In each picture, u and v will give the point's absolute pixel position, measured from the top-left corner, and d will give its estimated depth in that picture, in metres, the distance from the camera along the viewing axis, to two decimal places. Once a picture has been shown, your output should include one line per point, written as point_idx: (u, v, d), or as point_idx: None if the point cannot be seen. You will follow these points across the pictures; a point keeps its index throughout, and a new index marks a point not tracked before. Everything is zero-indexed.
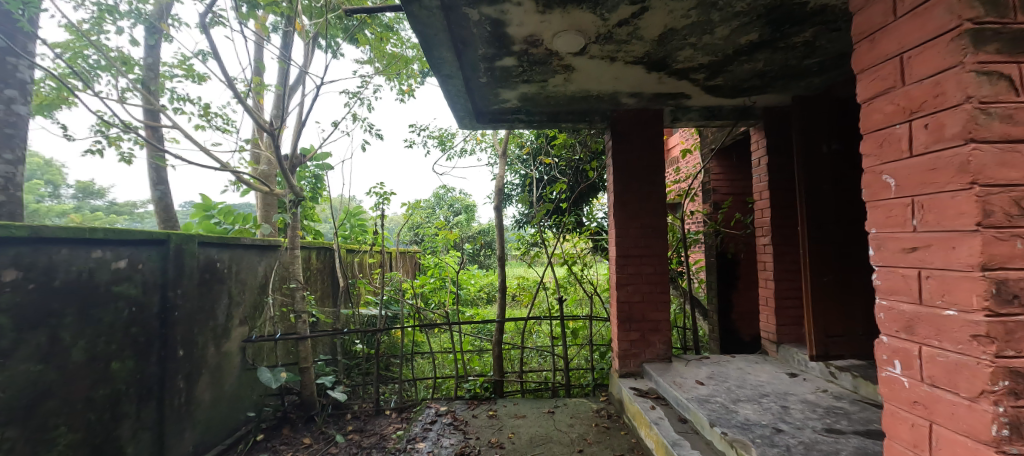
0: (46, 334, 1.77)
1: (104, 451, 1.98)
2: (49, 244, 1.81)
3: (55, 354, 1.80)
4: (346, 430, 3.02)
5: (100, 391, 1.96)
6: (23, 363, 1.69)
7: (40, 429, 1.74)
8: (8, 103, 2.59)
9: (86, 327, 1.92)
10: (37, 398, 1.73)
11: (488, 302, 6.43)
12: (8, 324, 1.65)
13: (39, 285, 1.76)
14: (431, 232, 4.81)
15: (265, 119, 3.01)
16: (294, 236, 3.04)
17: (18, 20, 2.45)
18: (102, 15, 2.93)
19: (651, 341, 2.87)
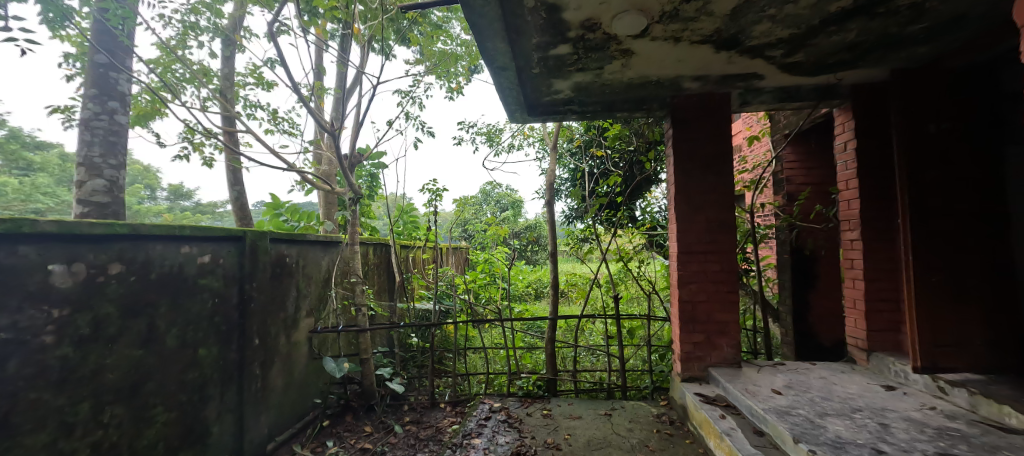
0: (145, 322, 1.93)
1: (194, 429, 2.15)
2: (146, 240, 1.96)
3: (153, 340, 1.96)
4: (404, 421, 3.09)
5: (190, 375, 2.13)
6: (128, 347, 1.86)
7: (142, 408, 1.91)
8: (111, 113, 2.87)
9: (176, 316, 2.07)
10: (138, 379, 1.89)
11: (537, 298, 6.39)
12: (115, 312, 1.81)
13: (138, 278, 1.91)
14: (481, 228, 4.83)
15: (327, 119, 3.14)
16: (354, 233, 3.15)
17: (117, 37, 2.71)
18: (186, 31, 3.18)
19: (717, 344, 2.66)
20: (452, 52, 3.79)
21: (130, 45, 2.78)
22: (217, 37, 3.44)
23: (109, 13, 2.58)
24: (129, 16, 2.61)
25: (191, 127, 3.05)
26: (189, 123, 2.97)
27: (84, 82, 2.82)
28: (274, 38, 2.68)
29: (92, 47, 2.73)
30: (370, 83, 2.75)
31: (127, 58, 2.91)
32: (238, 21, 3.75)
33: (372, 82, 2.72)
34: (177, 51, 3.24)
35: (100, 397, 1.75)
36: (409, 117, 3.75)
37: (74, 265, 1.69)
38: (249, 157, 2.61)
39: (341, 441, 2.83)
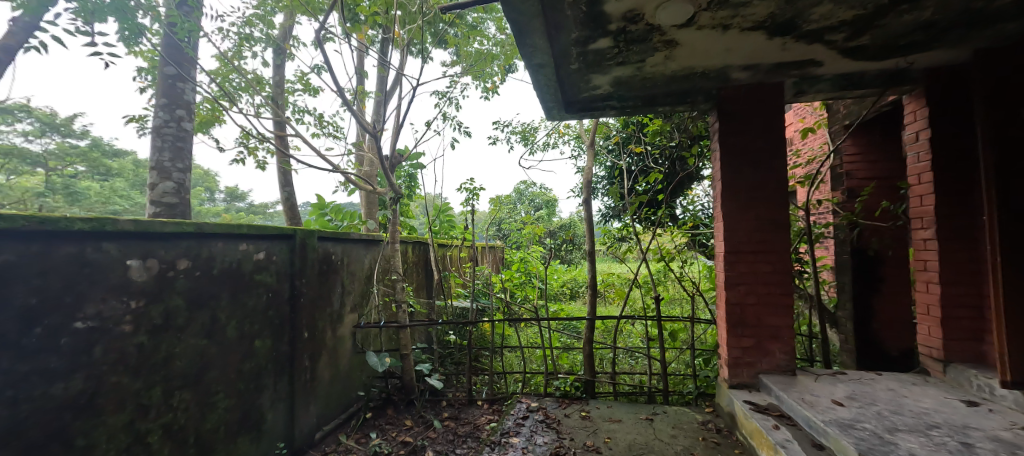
0: (208, 314, 2.05)
1: (251, 415, 2.27)
2: (209, 238, 2.08)
3: (215, 331, 2.08)
4: (443, 416, 3.13)
5: (247, 365, 2.26)
6: (193, 337, 1.98)
7: (205, 395, 2.03)
8: (178, 121, 3.08)
9: (234, 309, 2.19)
10: (202, 367, 2.02)
11: (573, 298, 6.30)
12: (182, 304, 1.93)
13: (202, 272, 2.03)
14: (517, 227, 4.81)
15: (368, 121, 3.23)
16: (395, 231, 3.22)
17: (183, 48, 2.90)
18: (241, 42, 3.37)
19: (769, 350, 2.51)
20: (489, 52, 3.80)
21: (195, 56, 2.97)
22: (269, 47, 3.62)
23: (177, 27, 2.77)
24: (192, 28, 2.76)
25: (247, 133, 3.23)
26: (245, 130, 3.15)
27: (156, 93, 3.04)
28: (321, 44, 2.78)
29: (162, 60, 2.94)
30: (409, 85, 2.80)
31: (193, 69, 3.11)
32: (288, 31, 3.93)
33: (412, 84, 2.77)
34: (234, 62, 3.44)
35: (170, 383, 1.87)
36: (446, 117, 3.80)
37: (148, 260, 1.80)
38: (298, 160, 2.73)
39: (383, 433, 2.90)
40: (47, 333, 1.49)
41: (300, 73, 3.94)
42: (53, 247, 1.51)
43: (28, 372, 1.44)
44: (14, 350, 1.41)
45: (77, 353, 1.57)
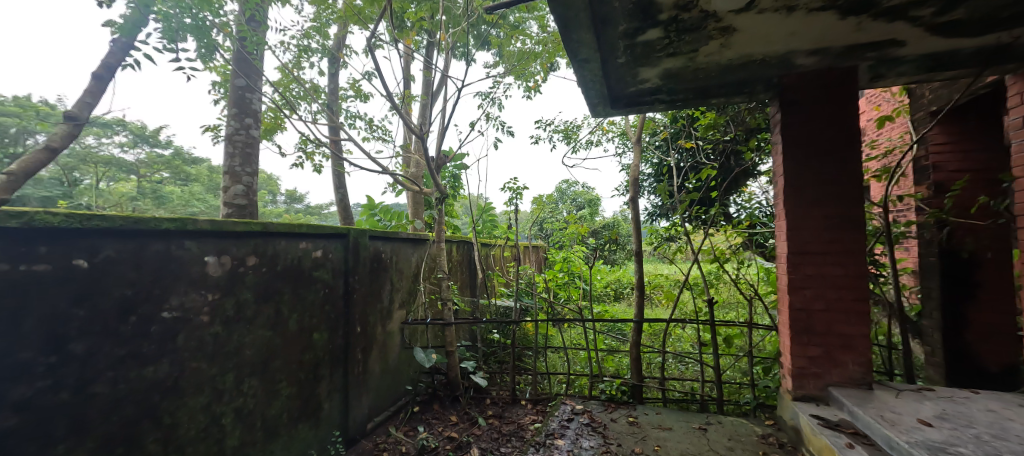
0: (273, 308, 2.18)
1: (310, 403, 2.39)
2: (274, 236, 2.20)
3: (279, 323, 2.20)
4: (487, 414, 3.13)
5: (307, 355, 2.37)
6: (260, 328, 2.10)
7: (271, 382, 2.15)
8: (246, 129, 3.30)
9: (295, 303, 2.31)
10: (268, 356, 2.14)
11: (617, 299, 6.13)
12: (251, 297, 2.06)
13: (268, 268, 2.15)
14: (560, 226, 4.74)
15: (415, 124, 3.29)
16: (440, 231, 3.26)
17: (250, 61, 3.10)
18: (301, 54, 3.55)
19: (840, 361, 2.29)
20: (532, 50, 3.77)
21: (260, 68, 3.16)
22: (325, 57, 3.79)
23: (246, 41, 2.96)
24: (259, 42, 2.92)
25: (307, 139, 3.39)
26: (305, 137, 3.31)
27: (228, 104, 3.28)
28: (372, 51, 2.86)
29: (233, 73, 3.15)
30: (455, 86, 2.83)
31: (259, 80, 3.32)
32: (342, 41, 4.11)
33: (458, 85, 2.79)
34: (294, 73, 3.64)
35: (241, 370, 2.00)
36: (490, 118, 3.80)
37: (222, 257, 1.93)
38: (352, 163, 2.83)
39: (430, 428, 2.95)
40: (140, 321, 1.63)
41: (352, 80, 4.10)
42: (145, 245, 1.64)
43: (125, 355, 1.58)
44: (114, 335, 1.55)
45: (165, 340, 1.70)
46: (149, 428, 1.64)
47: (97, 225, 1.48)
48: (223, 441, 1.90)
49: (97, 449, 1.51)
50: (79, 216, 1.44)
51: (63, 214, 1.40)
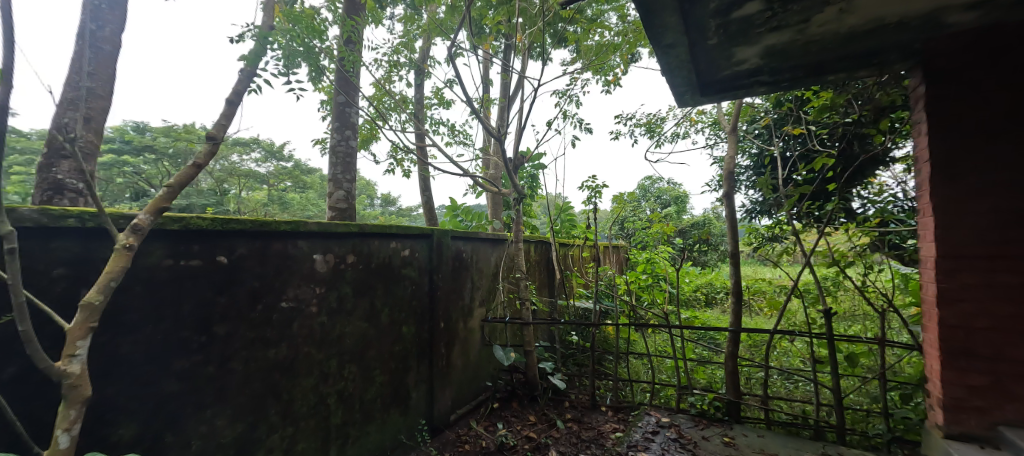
0: (368, 302, 2.30)
1: (400, 391, 2.49)
2: (369, 237, 2.31)
3: (374, 316, 2.32)
4: (565, 417, 3.01)
5: (397, 347, 2.47)
6: (358, 320, 2.23)
7: (367, 370, 2.28)
8: (346, 140, 3.54)
9: (388, 298, 2.42)
10: (365, 346, 2.26)
11: (708, 305, 5.63)
12: (350, 291, 2.19)
13: (364, 266, 2.27)
14: (643, 225, 4.43)
15: (493, 126, 3.27)
16: (519, 231, 3.19)
17: (347, 77, 3.32)
18: (392, 69, 3.74)
19: (1017, 393, 1.80)
20: (612, 42, 3.54)
21: (356, 83, 3.38)
22: (412, 69, 3.89)
23: (345, 61, 3.14)
24: (353, 60, 3.10)
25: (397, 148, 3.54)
26: (397, 145, 3.44)
27: (332, 119, 3.56)
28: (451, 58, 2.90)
29: (336, 92, 3.38)
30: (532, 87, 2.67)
31: (357, 94, 3.54)
32: (427, 52, 4.24)
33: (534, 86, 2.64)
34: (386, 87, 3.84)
35: (342, 357, 2.14)
36: (566, 115, 3.65)
37: (327, 255, 2.07)
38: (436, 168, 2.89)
39: (509, 425, 2.92)
40: (265, 309, 1.80)
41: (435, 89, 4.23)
42: (268, 244, 1.81)
43: (253, 338, 1.75)
44: (246, 321, 1.73)
45: (284, 326, 1.87)
46: (270, 403, 1.81)
47: (234, 227, 1.65)
48: (328, 420, 2.05)
49: (234, 417, 1.69)
50: (222, 219, 1.61)
51: (211, 218, 1.57)
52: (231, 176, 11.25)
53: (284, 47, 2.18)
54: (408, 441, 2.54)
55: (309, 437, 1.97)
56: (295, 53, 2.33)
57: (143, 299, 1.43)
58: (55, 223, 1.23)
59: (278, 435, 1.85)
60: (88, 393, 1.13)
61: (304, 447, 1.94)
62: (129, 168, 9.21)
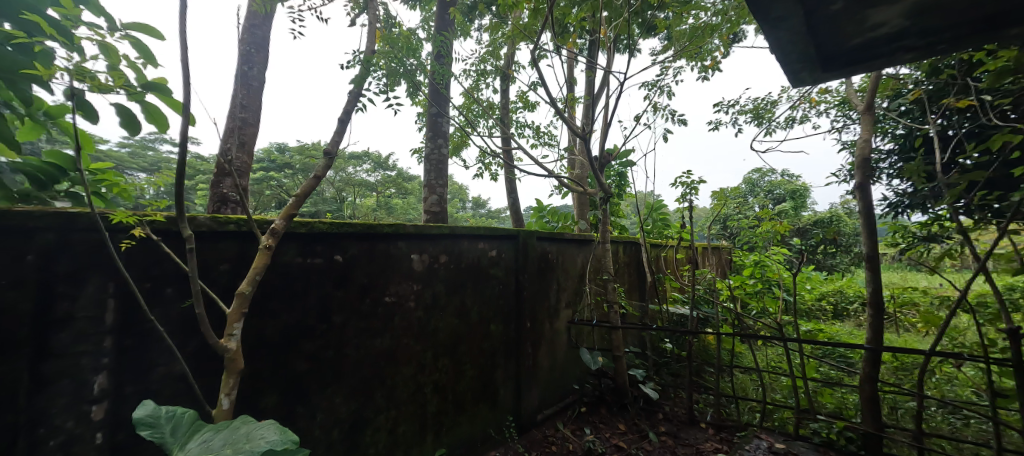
0: (459, 300, 2.32)
1: (489, 387, 2.49)
2: (459, 238, 2.33)
3: (464, 313, 2.34)
4: (659, 430, 2.76)
5: (486, 344, 2.48)
6: (451, 316, 2.27)
7: (458, 363, 2.30)
8: (439, 149, 3.63)
9: (477, 297, 2.43)
10: (456, 341, 2.29)
11: (836, 316, 4.83)
12: (444, 288, 2.24)
13: (455, 266, 2.30)
14: (750, 224, 3.90)
15: (579, 125, 3.10)
16: (606, 231, 3.00)
17: (439, 90, 3.43)
18: (480, 77, 3.78)
19: None
20: (708, 23, 3.10)
21: (447, 94, 3.47)
22: (497, 76, 3.81)
23: (437, 76, 3.24)
24: (442, 73, 3.17)
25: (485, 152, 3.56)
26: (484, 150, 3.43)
27: (426, 129, 3.69)
28: (534, 61, 2.81)
29: (429, 104, 3.46)
30: (617, 81, 2.43)
31: (448, 104, 3.62)
32: (511, 57, 4.21)
33: (620, 80, 2.41)
34: (475, 94, 3.89)
35: (436, 350, 2.18)
36: (657, 108, 3.32)
37: (423, 255, 2.13)
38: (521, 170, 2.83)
39: (598, 431, 2.75)
40: (373, 302, 1.89)
41: (520, 92, 4.21)
42: (374, 244, 1.90)
43: (364, 328, 1.86)
44: (357, 312, 1.83)
45: (388, 319, 1.96)
46: (376, 387, 1.90)
47: (344, 229, 1.75)
48: (424, 407, 2.11)
49: (349, 396, 1.80)
50: (336, 223, 1.73)
51: (328, 222, 1.69)
52: (346, 185, 12.67)
53: (383, 67, 2.30)
54: (496, 436, 2.52)
55: (409, 421, 2.04)
56: (394, 72, 2.45)
57: (277, 286, 1.58)
58: (221, 228, 1.40)
59: (383, 417, 1.93)
60: (242, 365, 1.22)
61: (405, 430, 2.02)
62: (275, 182, 11.47)
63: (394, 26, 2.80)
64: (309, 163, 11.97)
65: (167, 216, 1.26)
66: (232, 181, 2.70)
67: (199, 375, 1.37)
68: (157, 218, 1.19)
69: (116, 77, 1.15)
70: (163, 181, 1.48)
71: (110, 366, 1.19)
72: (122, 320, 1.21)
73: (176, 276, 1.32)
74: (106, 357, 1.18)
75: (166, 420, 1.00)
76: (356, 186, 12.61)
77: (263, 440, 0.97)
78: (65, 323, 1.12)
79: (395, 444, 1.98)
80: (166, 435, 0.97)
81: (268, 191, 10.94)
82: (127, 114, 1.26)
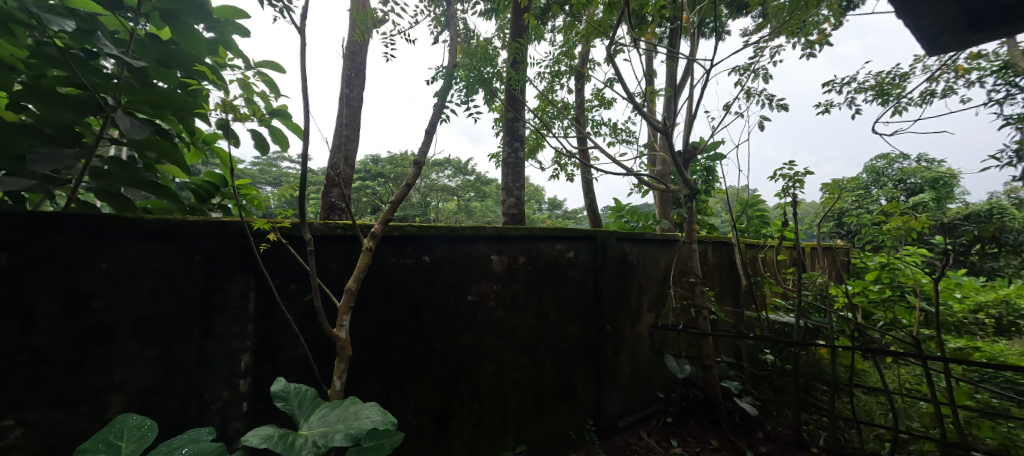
0: (538, 301, 2.29)
1: (569, 389, 2.43)
2: (537, 239, 2.30)
3: (543, 314, 2.31)
4: (759, 450, 2.47)
5: (565, 345, 2.42)
6: (530, 316, 2.25)
7: (538, 363, 2.28)
8: (516, 152, 3.65)
9: (555, 298, 2.38)
10: (535, 340, 2.27)
11: (998, 333, 3.95)
12: (523, 288, 2.22)
13: (534, 267, 2.28)
14: (874, 219, 3.32)
15: (659, 119, 2.90)
16: (692, 231, 2.77)
17: (515, 95, 3.45)
18: (554, 78, 3.73)
19: None
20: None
21: (524, 98, 3.48)
22: (572, 75, 3.74)
23: (514, 80, 3.26)
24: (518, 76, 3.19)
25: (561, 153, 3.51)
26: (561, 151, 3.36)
27: (503, 134, 3.72)
28: (608, 57, 2.69)
29: (505, 108, 3.50)
30: (701, 70, 2.21)
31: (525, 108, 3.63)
32: (586, 54, 4.09)
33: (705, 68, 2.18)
34: (549, 95, 3.85)
35: (516, 348, 2.18)
36: (750, 94, 2.98)
37: (503, 255, 2.14)
38: (598, 169, 2.71)
39: (687, 445, 2.55)
40: (456, 299, 1.94)
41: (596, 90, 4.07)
42: (457, 245, 1.95)
43: (449, 325, 1.91)
44: (442, 309, 1.89)
45: (470, 318, 1.99)
46: (461, 380, 1.94)
47: (429, 232, 1.81)
48: (506, 403, 2.12)
49: (437, 387, 1.86)
50: (423, 226, 1.79)
51: (416, 225, 1.75)
52: (430, 190, 13.42)
53: (463, 78, 2.35)
54: (577, 439, 2.45)
55: (492, 416, 2.06)
56: (473, 82, 2.50)
57: (374, 283, 1.68)
58: (331, 233, 1.51)
59: (469, 409, 1.97)
60: (351, 352, 1.31)
61: (488, 424, 2.04)
62: (369, 190, 12.57)
63: (472, 37, 2.85)
64: (400, 172, 12.92)
65: (293, 223, 1.40)
66: (338, 191, 2.97)
67: (318, 359, 1.49)
68: (287, 224, 1.33)
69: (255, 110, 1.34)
70: (287, 194, 1.69)
71: (252, 348, 1.33)
72: (261, 310, 1.36)
73: (300, 274, 1.45)
74: (249, 340, 1.32)
75: (295, 395, 1.12)
76: (440, 192, 13.31)
77: (369, 419, 1.04)
78: (220, 312, 1.27)
79: (480, 438, 2.01)
80: (294, 407, 1.09)
81: (363, 198, 11.94)
82: (260, 135, 1.52)
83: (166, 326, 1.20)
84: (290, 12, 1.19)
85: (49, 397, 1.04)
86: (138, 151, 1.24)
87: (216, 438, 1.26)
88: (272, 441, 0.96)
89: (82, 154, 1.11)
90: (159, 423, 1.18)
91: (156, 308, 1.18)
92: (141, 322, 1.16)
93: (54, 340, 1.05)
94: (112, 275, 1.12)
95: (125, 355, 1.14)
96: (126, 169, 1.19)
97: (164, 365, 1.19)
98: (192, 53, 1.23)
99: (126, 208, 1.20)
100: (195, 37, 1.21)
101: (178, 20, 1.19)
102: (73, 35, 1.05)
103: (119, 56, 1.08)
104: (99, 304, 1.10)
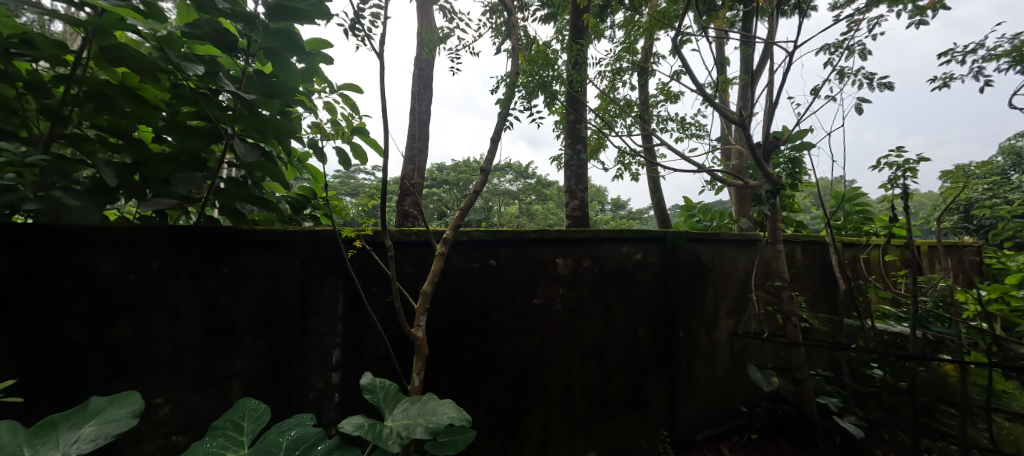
0: (605, 304, 2.26)
1: (640, 395, 2.36)
2: (603, 242, 2.27)
3: (610, 318, 2.27)
4: None
5: (635, 350, 2.36)
6: (597, 320, 2.22)
7: (606, 367, 2.24)
8: (577, 154, 3.62)
9: (623, 301, 2.33)
10: (603, 344, 2.24)
11: None
12: (589, 291, 2.21)
13: (600, 269, 2.25)
14: (1015, 210, 2.81)
15: (732, 110, 2.72)
16: (776, 230, 2.54)
17: (576, 96, 3.43)
18: (615, 77, 3.66)
19: None
20: None
21: (585, 99, 3.44)
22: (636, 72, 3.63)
23: (575, 82, 3.24)
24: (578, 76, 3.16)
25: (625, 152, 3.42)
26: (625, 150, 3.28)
27: (565, 136, 3.71)
28: (674, 49, 2.58)
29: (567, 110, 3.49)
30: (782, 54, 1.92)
31: (586, 109, 3.59)
32: (650, 50, 3.96)
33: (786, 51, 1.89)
34: (611, 95, 3.78)
35: (584, 352, 2.16)
36: (843, 75, 2.67)
37: (568, 258, 2.14)
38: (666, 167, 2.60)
39: None
40: (523, 303, 1.98)
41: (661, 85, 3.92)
42: (523, 250, 1.99)
43: (517, 327, 1.96)
44: (510, 312, 1.94)
45: (537, 320, 2.02)
46: (529, 383, 1.97)
47: (496, 237, 1.87)
48: (573, 408, 2.11)
49: (507, 388, 1.91)
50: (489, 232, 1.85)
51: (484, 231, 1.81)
52: (493, 196, 13.76)
53: (524, 84, 2.40)
54: (650, 448, 2.37)
55: (560, 419, 2.06)
56: (534, 87, 2.53)
57: (445, 286, 1.78)
58: (406, 239, 1.62)
59: (537, 411, 2.00)
60: (428, 351, 1.39)
61: (557, 427, 2.05)
62: (436, 197, 13.15)
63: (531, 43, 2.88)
64: (464, 179, 13.37)
65: (374, 231, 1.52)
66: (411, 199, 3.15)
67: (398, 356, 1.60)
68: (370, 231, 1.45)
69: (340, 129, 1.49)
70: (367, 204, 1.84)
71: (341, 344, 1.47)
72: (349, 310, 1.49)
73: (380, 278, 1.57)
74: (339, 337, 1.46)
75: (380, 388, 1.22)
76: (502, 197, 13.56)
77: (445, 415, 1.10)
78: (315, 311, 1.42)
79: (549, 441, 2.02)
80: (379, 399, 1.18)
81: (430, 205, 12.47)
82: (343, 151, 1.68)
83: (273, 323, 1.37)
84: (370, 40, 1.30)
85: (187, 380, 1.24)
86: (248, 172, 1.43)
87: (314, 424, 1.41)
88: (363, 429, 1.05)
89: (208, 176, 1.29)
90: (269, 408, 1.34)
91: (264, 307, 1.35)
92: (253, 319, 1.34)
93: (190, 333, 1.25)
94: (233, 278, 1.31)
95: (242, 346, 1.32)
96: (241, 188, 1.38)
97: (270, 357, 1.36)
98: (289, 83, 1.40)
99: (240, 219, 1.41)
100: (291, 70, 1.38)
101: (278, 56, 1.36)
102: (200, 77, 1.25)
103: (235, 92, 1.25)
104: (223, 303, 1.29)
